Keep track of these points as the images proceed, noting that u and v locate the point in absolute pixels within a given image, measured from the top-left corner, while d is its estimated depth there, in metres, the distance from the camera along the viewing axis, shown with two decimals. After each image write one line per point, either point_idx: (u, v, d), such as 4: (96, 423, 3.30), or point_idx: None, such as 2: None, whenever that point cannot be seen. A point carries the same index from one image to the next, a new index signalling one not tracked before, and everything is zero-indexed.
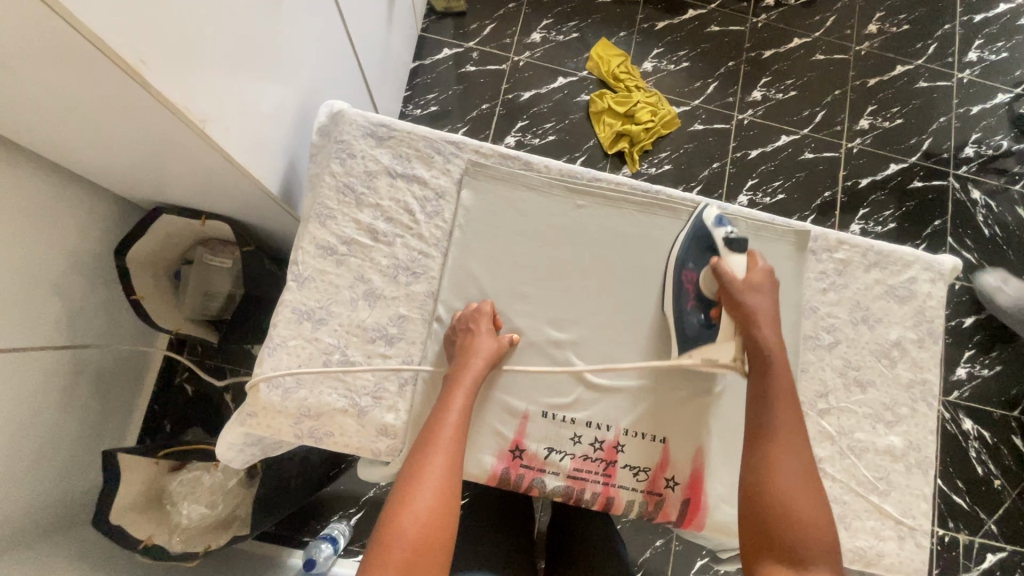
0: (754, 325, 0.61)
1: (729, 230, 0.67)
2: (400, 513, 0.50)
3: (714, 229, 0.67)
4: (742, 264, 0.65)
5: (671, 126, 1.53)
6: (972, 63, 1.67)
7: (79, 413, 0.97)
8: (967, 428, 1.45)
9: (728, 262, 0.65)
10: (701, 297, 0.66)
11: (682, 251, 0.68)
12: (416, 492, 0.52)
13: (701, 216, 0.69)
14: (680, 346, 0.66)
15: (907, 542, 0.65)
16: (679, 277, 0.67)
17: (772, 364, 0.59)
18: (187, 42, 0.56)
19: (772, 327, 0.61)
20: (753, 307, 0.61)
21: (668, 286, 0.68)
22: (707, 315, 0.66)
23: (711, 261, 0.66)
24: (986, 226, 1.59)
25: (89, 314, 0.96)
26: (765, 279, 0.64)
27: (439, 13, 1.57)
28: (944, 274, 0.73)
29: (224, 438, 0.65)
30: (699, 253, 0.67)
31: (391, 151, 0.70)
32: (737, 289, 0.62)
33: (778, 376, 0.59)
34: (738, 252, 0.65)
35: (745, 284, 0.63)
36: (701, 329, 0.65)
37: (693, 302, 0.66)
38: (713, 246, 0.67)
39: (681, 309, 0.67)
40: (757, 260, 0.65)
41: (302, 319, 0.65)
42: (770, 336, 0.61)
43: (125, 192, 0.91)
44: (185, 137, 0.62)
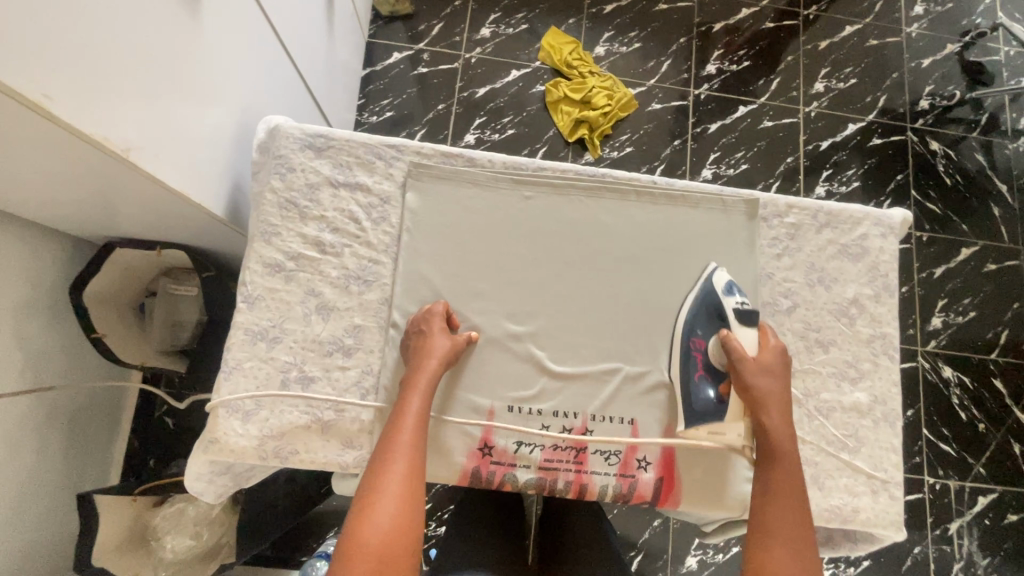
0: (761, 413, 0.61)
1: (740, 300, 0.65)
2: (363, 523, 0.51)
3: (726, 297, 0.65)
4: (754, 339, 0.64)
5: (629, 108, 1.53)
6: (919, 17, 1.69)
7: (53, 457, 0.95)
8: (948, 376, 1.47)
9: (738, 336, 0.63)
10: (710, 369, 0.64)
11: (689, 315, 0.67)
12: (378, 501, 0.52)
13: (711, 278, 0.67)
14: (686, 421, 0.64)
15: (880, 495, 0.66)
16: (688, 345, 0.65)
17: (779, 450, 0.59)
18: (98, 73, 0.54)
19: (781, 413, 0.61)
20: (765, 387, 0.61)
21: (676, 356, 0.66)
22: (716, 390, 0.64)
23: (721, 332, 0.64)
24: (947, 176, 1.61)
25: (54, 357, 0.94)
26: (775, 361, 0.63)
27: (386, 18, 1.56)
28: (894, 228, 0.74)
29: (190, 469, 0.64)
30: (707, 318, 0.66)
31: (331, 160, 0.69)
32: (749, 370, 0.61)
33: (788, 470, 0.59)
34: (750, 326, 0.64)
35: (756, 365, 0.62)
36: (710, 406, 0.63)
37: (702, 373, 0.64)
38: (723, 313, 0.65)
39: (690, 382, 0.64)
40: (768, 337, 0.65)
41: (255, 339, 0.64)
42: (779, 427, 0.60)
43: (70, 227, 0.88)
44: (116, 170, 0.60)
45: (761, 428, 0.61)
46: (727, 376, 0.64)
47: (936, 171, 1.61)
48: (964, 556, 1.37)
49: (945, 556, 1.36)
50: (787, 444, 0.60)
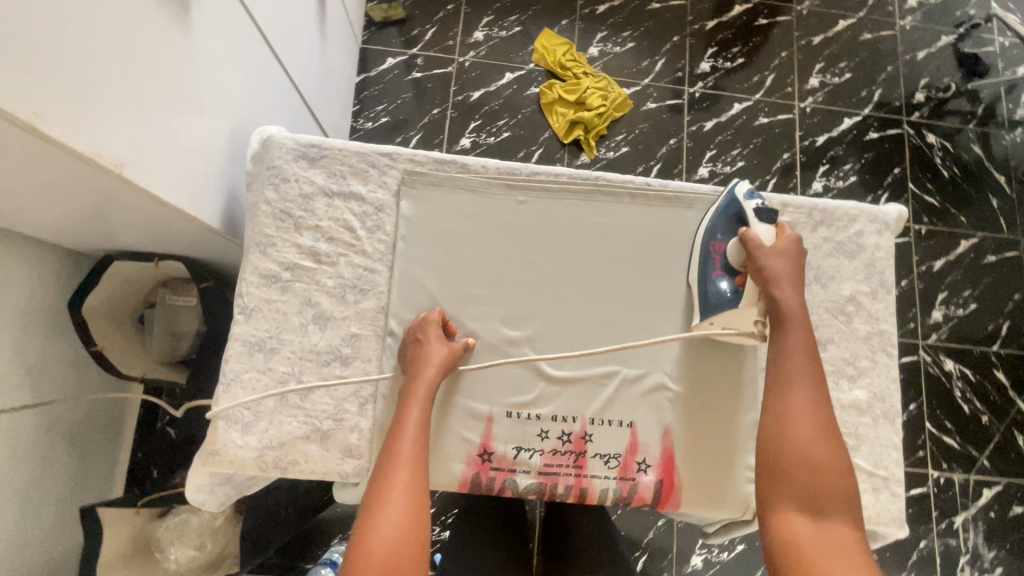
0: (775, 289, 0.61)
1: (760, 202, 0.65)
2: (369, 533, 0.50)
3: (747, 201, 0.65)
4: (770, 232, 0.64)
5: (624, 108, 1.53)
6: (912, 10, 1.69)
7: (55, 472, 0.95)
8: (950, 368, 1.47)
9: (755, 231, 0.64)
10: (727, 266, 0.65)
11: (710, 221, 0.68)
12: (381, 513, 0.52)
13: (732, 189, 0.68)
14: (702, 312, 0.65)
15: (881, 493, 0.66)
16: (706, 248, 0.67)
17: (790, 320, 0.61)
18: (89, 90, 0.54)
19: (796, 291, 0.62)
20: (779, 271, 0.62)
21: (695, 256, 0.68)
22: (732, 282, 0.65)
23: (739, 232, 0.65)
24: (945, 168, 1.60)
25: (55, 371, 0.95)
26: (790, 246, 0.64)
27: (379, 24, 1.56)
28: (889, 224, 0.74)
29: (190, 481, 0.64)
30: (727, 223, 0.67)
31: (324, 170, 0.70)
32: (761, 255, 0.62)
33: (796, 334, 0.60)
34: (765, 221, 0.65)
35: (769, 250, 0.63)
36: (725, 296, 0.64)
37: (719, 270, 0.65)
38: (742, 216, 0.66)
39: (707, 277, 0.65)
40: (784, 232, 0.65)
41: (253, 351, 0.64)
42: (792, 301, 0.61)
43: (67, 241, 0.89)
44: (111, 185, 0.61)
45: (775, 306, 0.61)
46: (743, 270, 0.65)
47: (934, 164, 1.60)
48: (970, 549, 1.37)
49: (951, 549, 1.36)
50: (798, 314, 0.61)
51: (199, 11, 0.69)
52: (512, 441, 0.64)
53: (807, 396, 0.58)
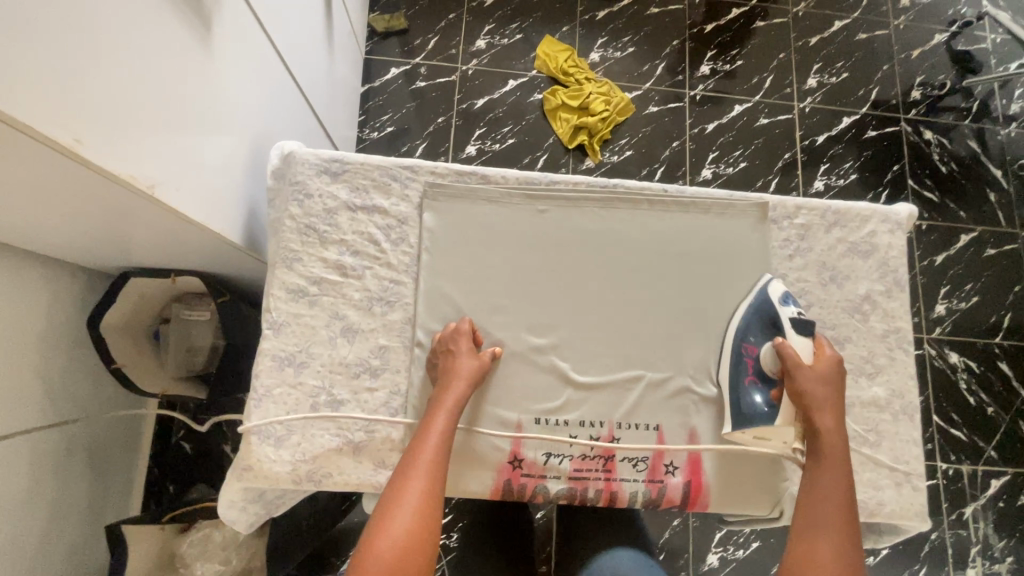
0: (814, 413, 0.62)
1: (795, 310, 0.67)
2: (379, 534, 0.52)
3: (782, 307, 0.67)
4: (808, 349, 0.66)
5: (626, 112, 1.55)
6: (906, 9, 1.72)
7: (75, 490, 0.95)
8: (955, 361, 1.49)
9: (792, 344, 0.65)
10: (761, 375, 0.66)
11: (742, 322, 0.69)
12: (394, 514, 0.53)
13: (765, 288, 0.69)
14: (734, 421, 0.66)
15: (903, 487, 0.67)
16: (739, 350, 0.67)
17: (828, 450, 0.61)
18: (121, 113, 0.55)
19: (834, 418, 0.62)
20: (818, 393, 0.63)
21: (724, 357, 0.68)
22: (766, 395, 0.65)
23: (774, 341, 0.66)
24: (943, 164, 1.63)
25: (75, 390, 0.95)
26: (830, 369, 0.64)
27: (381, 34, 1.57)
28: (901, 223, 0.76)
29: (223, 496, 0.65)
30: (761, 329, 0.68)
31: (347, 185, 0.70)
32: (800, 374, 0.63)
33: (834, 464, 0.60)
34: (803, 338, 0.66)
35: (809, 373, 0.64)
36: (760, 408, 0.65)
37: (753, 378, 0.66)
38: (778, 324, 0.67)
39: (740, 384, 0.66)
40: (821, 347, 0.66)
41: (283, 365, 0.65)
42: (830, 432, 0.62)
43: (86, 260, 0.89)
44: (140, 206, 0.61)
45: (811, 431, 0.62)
46: (778, 381, 0.66)
47: (932, 161, 1.63)
48: (981, 539, 1.38)
49: (962, 540, 1.38)
50: (836, 445, 0.61)
51: (221, 31, 0.70)
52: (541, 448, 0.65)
53: (832, 535, 0.56)
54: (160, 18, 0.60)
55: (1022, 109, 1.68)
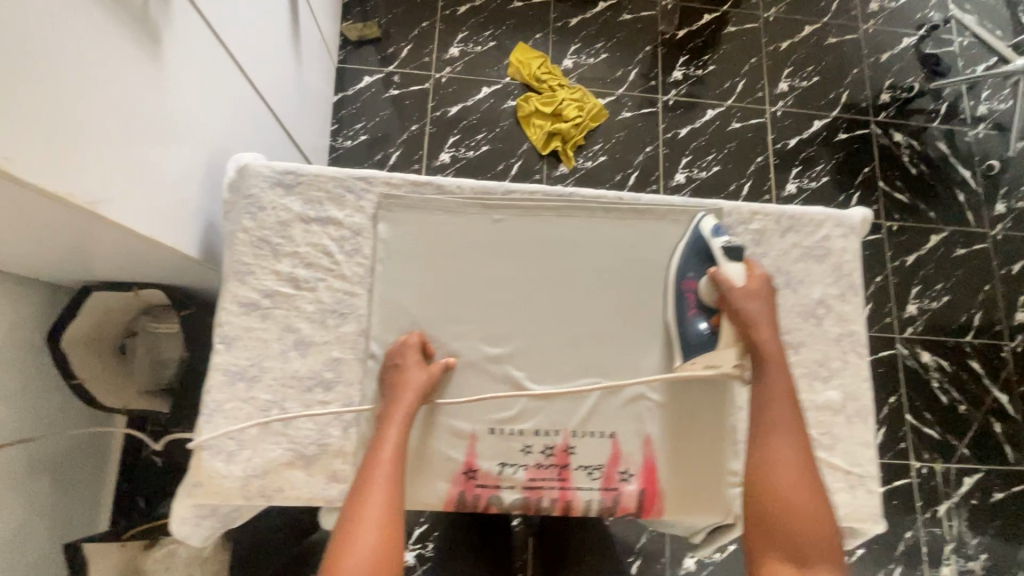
0: (756, 336, 0.63)
1: (726, 238, 0.66)
2: (343, 556, 0.52)
3: (712, 238, 0.67)
4: (742, 271, 0.65)
5: (599, 118, 1.56)
6: (874, 14, 1.75)
7: (38, 507, 0.94)
8: (927, 361, 1.50)
9: (726, 271, 0.65)
10: (702, 304, 0.66)
11: (680, 261, 0.69)
12: (356, 536, 0.53)
13: (698, 226, 0.70)
14: (685, 354, 0.67)
15: (857, 490, 0.68)
16: (680, 286, 0.68)
17: (770, 365, 0.63)
18: (64, 130, 0.55)
19: (774, 336, 0.63)
20: (757, 314, 0.63)
21: (670, 294, 0.69)
22: (709, 322, 0.66)
23: (710, 270, 0.66)
24: (912, 166, 1.65)
25: (36, 407, 0.94)
26: (762, 288, 0.64)
27: (354, 42, 1.57)
28: (854, 227, 0.76)
29: (175, 513, 0.64)
30: (698, 262, 0.68)
31: (301, 197, 0.70)
32: (736, 297, 0.63)
33: (777, 377, 0.63)
34: (735, 260, 0.65)
35: (745, 293, 0.64)
36: (704, 337, 0.65)
37: (695, 310, 0.66)
38: (712, 255, 0.67)
39: (685, 319, 0.67)
40: (753, 268, 0.66)
41: (235, 380, 0.65)
42: (772, 348, 0.63)
43: (46, 275, 0.88)
44: (88, 222, 0.61)
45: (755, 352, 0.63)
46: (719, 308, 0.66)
47: (902, 162, 1.65)
48: (955, 537, 1.40)
49: (936, 538, 1.39)
50: (776, 357, 0.63)
51: (170, 45, 0.70)
52: (496, 458, 0.65)
53: (788, 444, 0.60)
54: (103, 34, 0.59)
55: (990, 110, 1.71)
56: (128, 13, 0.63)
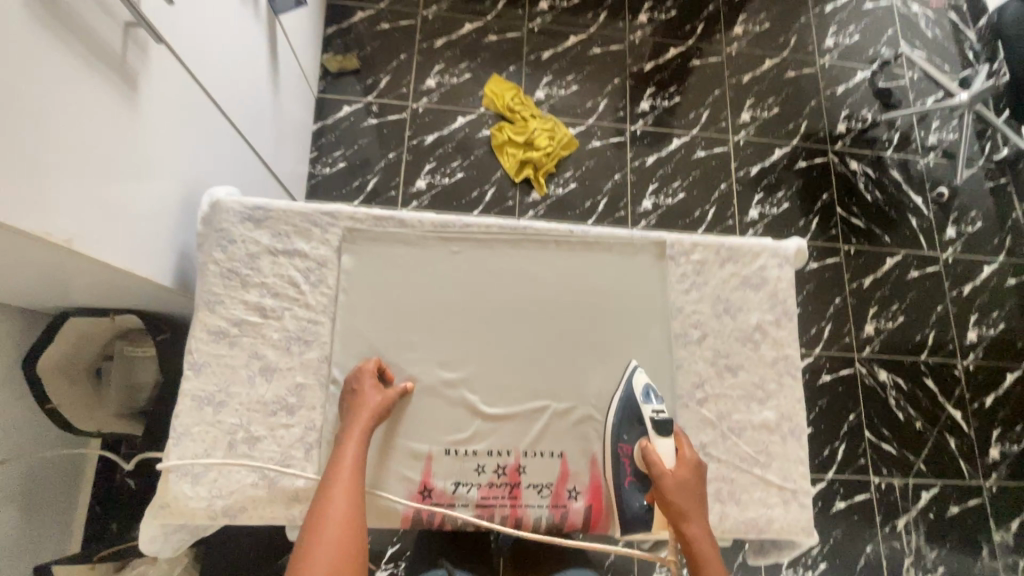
0: (682, 530, 0.63)
1: (656, 406, 0.69)
2: (309, 558, 0.55)
3: (642, 404, 0.70)
4: (670, 449, 0.67)
5: (570, 147, 1.63)
6: (830, 49, 1.85)
7: (8, 530, 0.95)
8: (884, 379, 1.57)
9: (655, 446, 0.67)
10: (638, 475, 0.69)
11: (616, 422, 0.71)
12: (319, 540, 0.56)
13: (631, 381, 0.72)
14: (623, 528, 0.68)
15: (791, 505, 0.73)
16: (615, 451, 0.70)
17: (701, 562, 0.61)
18: (41, 174, 0.58)
19: (703, 529, 0.63)
20: (684, 501, 0.64)
21: (607, 459, 0.71)
22: (645, 498, 0.68)
23: (642, 442, 0.68)
24: (868, 192, 1.74)
25: (8, 431, 0.95)
26: (690, 471, 0.65)
27: (335, 73, 1.63)
28: (789, 258, 0.82)
29: (143, 533, 0.67)
30: (631, 425, 0.70)
31: (269, 230, 0.74)
32: (664, 483, 0.64)
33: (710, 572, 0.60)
34: (667, 437, 0.67)
35: (672, 479, 0.64)
36: (639, 513, 0.68)
37: (630, 480, 0.69)
38: (642, 420, 0.69)
39: (621, 488, 0.69)
40: (685, 446, 0.68)
41: (202, 405, 0.68)
42: (700, 539, 0.62)
43: (21, 302, 0.91)
44: (61, 256, 0.64)
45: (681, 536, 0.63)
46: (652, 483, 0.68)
47: (858, 189, 1.74)
48: (913, 550, 1.45)
49: (896, 552, 1.43)
50: (707, 551, 0.62)
51: (146, 89, 0.74)
52: (450, 476, 0.70)
53: None
54: (80, 81, 0.64)
55: (939, 140, 1.81)
56: (105, 62, 0.67)
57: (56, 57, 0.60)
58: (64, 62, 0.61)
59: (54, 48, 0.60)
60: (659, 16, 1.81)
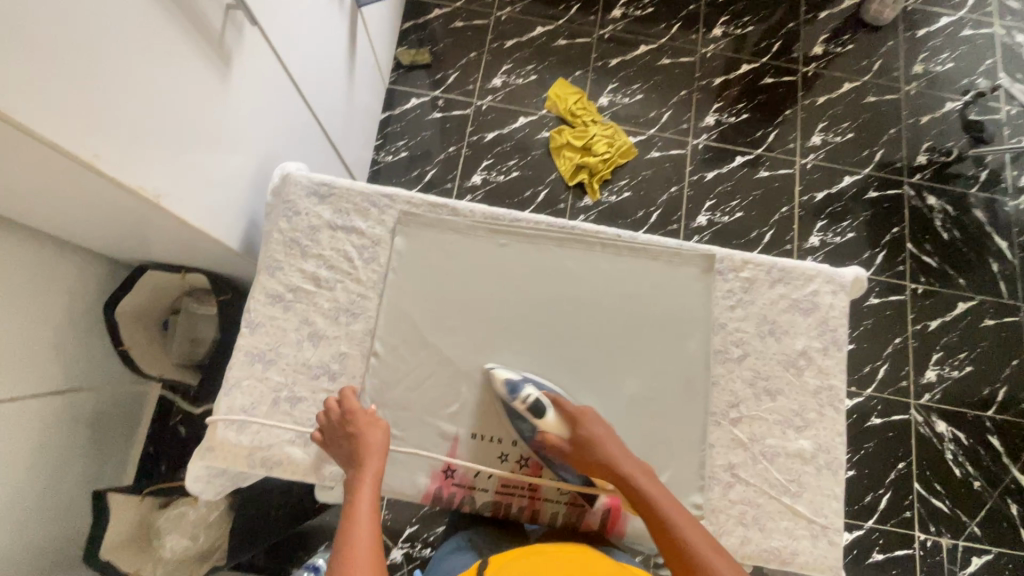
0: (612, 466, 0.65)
1: (527, 392, 0.70)
2: None
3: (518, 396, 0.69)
4: (557, 419, 0.69)
5: (628, 155, 1.62)
6: (918, 75, 1.75)
7: (76, 456, 1.06)
8: (942, 430, 1.47)
9: (547, 425, 0.69)
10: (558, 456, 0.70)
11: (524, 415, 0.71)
12: None
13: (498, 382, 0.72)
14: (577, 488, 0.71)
15: (820, 540, 0.70)
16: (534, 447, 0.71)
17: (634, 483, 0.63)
18: (138, 135, 0.65)
19: (622, 451, 0.66)
20: (595, 451, 0.66)
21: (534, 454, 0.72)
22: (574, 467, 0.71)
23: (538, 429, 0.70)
24: (945, 231, 1.63)
25: (83, 365, 1.05)
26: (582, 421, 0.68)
27: (406, 66, 1.70)
28: (844, 285, 0.79)
29: (189, 474, 0.73)
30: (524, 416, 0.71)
31: (332, 207, 0.79)
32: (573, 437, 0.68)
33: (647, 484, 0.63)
34: (548, 411, 0.69)
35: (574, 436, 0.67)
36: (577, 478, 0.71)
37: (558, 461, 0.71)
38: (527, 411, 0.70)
39: (555, 466, 0.71)
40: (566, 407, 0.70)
41: (254, 360, 0.73)
42: (626, 462, 0.65)
43: (108, 251, 1.01)
44: (149, 211, 0.71)
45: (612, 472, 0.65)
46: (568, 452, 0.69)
47: (933, 226, 1.63)
48: None
49: None
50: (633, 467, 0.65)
51: (238, 67, 0.81)
52: (474, 460, 0.72)
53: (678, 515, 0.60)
54: (184, 55, 0.71)
55: None
56: (208, 40, 0.74)
57: (166, 33, 0.67)
58: (173, 38, 0.68)
59: (165, 24, 0.67)
60: (734, 30, 1.77)
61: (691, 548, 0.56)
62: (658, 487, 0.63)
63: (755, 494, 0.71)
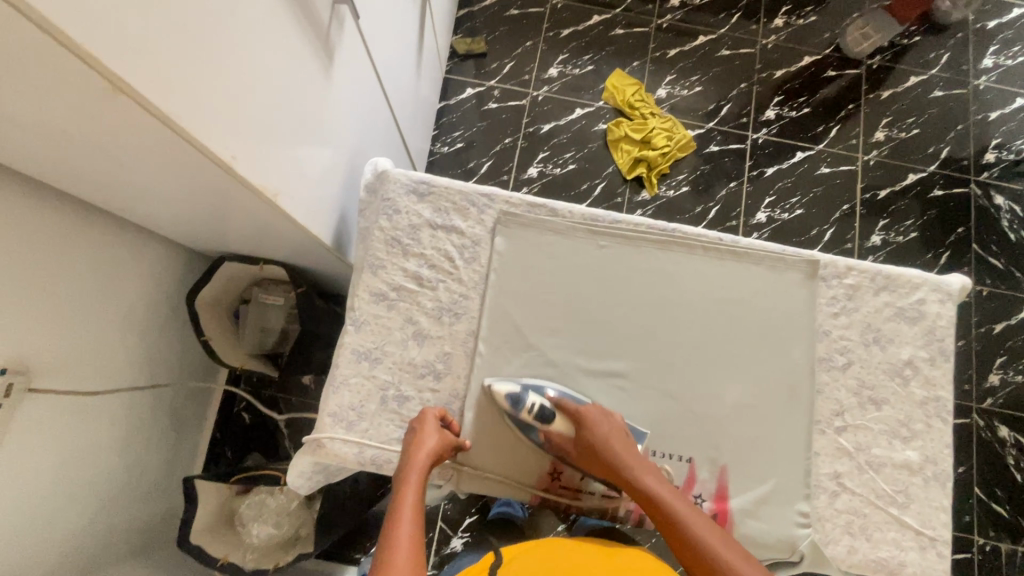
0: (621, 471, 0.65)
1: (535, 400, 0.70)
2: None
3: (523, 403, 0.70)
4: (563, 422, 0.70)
5: (687, 149, 1.59)
6: (987, 70, 1.69)
7: (156, 442, 1.09)
8: (1004, 435, 1.45)
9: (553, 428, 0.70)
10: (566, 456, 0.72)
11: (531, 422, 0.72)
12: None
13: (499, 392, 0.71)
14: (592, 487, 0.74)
15: (927, 551, 0.70)
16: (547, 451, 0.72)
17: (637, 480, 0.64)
18: (262, 135, 0.67)
19: (625, 447, 0.66)
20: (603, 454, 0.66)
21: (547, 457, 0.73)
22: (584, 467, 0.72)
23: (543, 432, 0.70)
24: (1011, 231, 1.59)
25: (163, 354, 1.07)
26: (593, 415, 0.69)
27: (461, 55, 1.68)
28: (952, 294, 0.77)
29: (295, 469, 0.74)
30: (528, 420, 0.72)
31: (431, 206, 0.79)
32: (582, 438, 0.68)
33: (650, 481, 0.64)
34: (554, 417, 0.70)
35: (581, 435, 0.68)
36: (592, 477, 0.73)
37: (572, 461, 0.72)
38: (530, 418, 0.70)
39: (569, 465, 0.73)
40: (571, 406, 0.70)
41: (360, 359, 0.74)
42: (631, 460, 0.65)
43: (192, 244, 1.02)
44: (263, 209, 0.73)
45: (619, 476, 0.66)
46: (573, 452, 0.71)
47: (1000, 226, 1.59)
48: None
49: None
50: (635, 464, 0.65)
51: (339, 64, 0.81)
52: None
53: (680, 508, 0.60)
54: (302, 56, 0.72)
55: None
56: (320, 39, 0.74)
57: (291, 36, 0.68)
58: (296, 41, 0.70)
59: (289, 27, 0.68)
60: (797, 20, 1.71)
61: (716, 555, 0.56)
62: (670, 489, 0.63)
63: (862, 503, 0.71)
